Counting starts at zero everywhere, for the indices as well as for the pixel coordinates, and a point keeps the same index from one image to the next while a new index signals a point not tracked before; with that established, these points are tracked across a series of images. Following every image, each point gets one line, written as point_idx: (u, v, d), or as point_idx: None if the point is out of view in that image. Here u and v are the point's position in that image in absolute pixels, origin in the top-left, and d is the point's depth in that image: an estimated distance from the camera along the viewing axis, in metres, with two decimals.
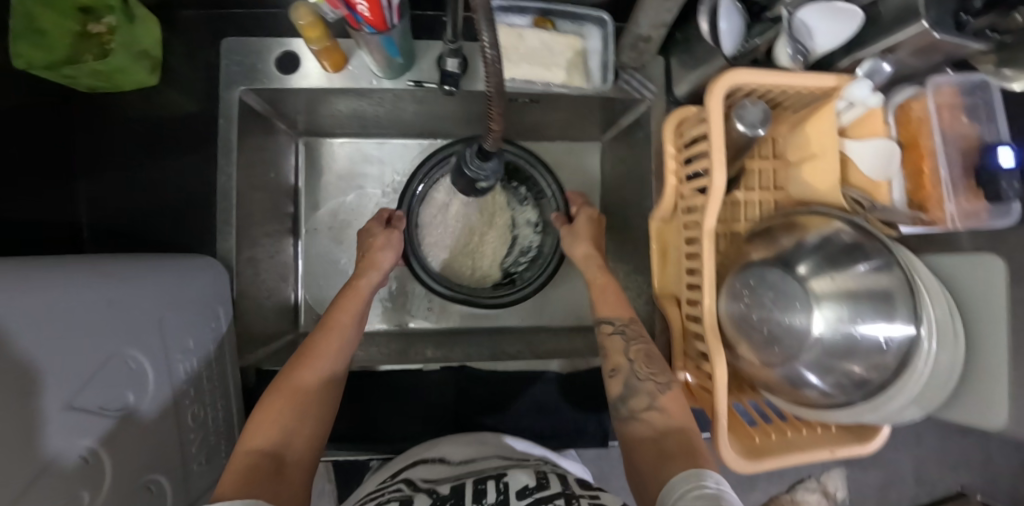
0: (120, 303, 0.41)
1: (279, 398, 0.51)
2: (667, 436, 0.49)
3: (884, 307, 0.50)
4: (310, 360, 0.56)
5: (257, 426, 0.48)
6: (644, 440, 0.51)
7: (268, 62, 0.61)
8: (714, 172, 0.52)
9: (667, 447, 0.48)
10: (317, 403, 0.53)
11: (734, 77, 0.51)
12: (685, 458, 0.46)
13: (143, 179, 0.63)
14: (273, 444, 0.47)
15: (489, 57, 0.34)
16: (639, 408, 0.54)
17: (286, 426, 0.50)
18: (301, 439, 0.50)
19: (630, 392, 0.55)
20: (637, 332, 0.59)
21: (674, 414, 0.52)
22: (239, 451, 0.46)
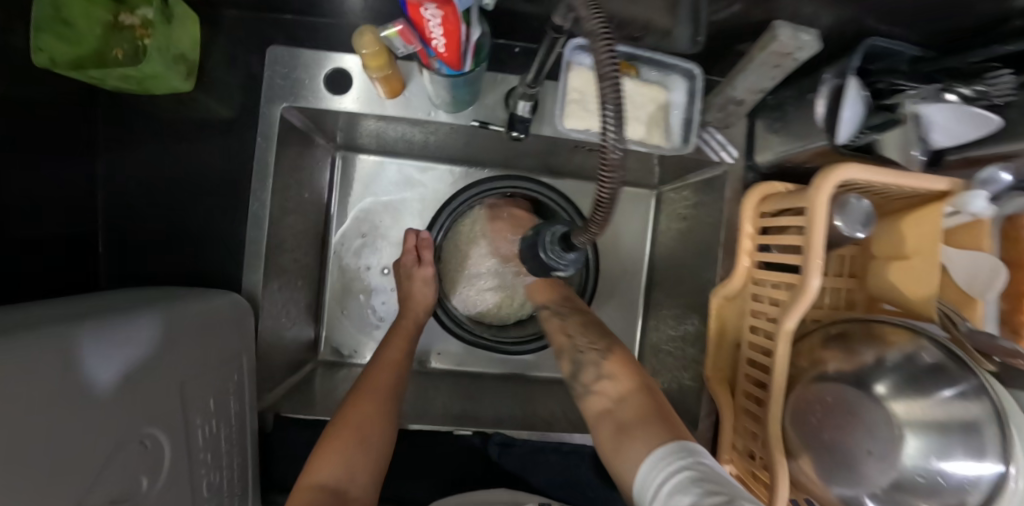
0: (138, 372, 0.36)
1: (340, 432, 0.49)
2: (624, 402, 0.48)
3: (972, 436, 0.44)
4: (368, 392, 0.54)
5: (320, 461, 0.46)
6: (601, 415, 0.49)
7: (317, 77, 0.55)
8: (809, 275, 0.46)
9: (622, 417, 0.46)
10: (377, 433, 0.50)
11: (848, 173, 0.45)
12: (649, 422, 0.44)
13: (171, 195, 0.58)
14: (335, 479, 0.45)
15: (613, 159, 0.29)
16: (590, 382, 0.53)
17: (350, 460, 0.47)
18: (364, 474, 0.47)
19: (577, 368, 0.55)
20: (571, 310, 0.63)
21: (621, 379, 0.51)
22: (302, 488, 0.44)
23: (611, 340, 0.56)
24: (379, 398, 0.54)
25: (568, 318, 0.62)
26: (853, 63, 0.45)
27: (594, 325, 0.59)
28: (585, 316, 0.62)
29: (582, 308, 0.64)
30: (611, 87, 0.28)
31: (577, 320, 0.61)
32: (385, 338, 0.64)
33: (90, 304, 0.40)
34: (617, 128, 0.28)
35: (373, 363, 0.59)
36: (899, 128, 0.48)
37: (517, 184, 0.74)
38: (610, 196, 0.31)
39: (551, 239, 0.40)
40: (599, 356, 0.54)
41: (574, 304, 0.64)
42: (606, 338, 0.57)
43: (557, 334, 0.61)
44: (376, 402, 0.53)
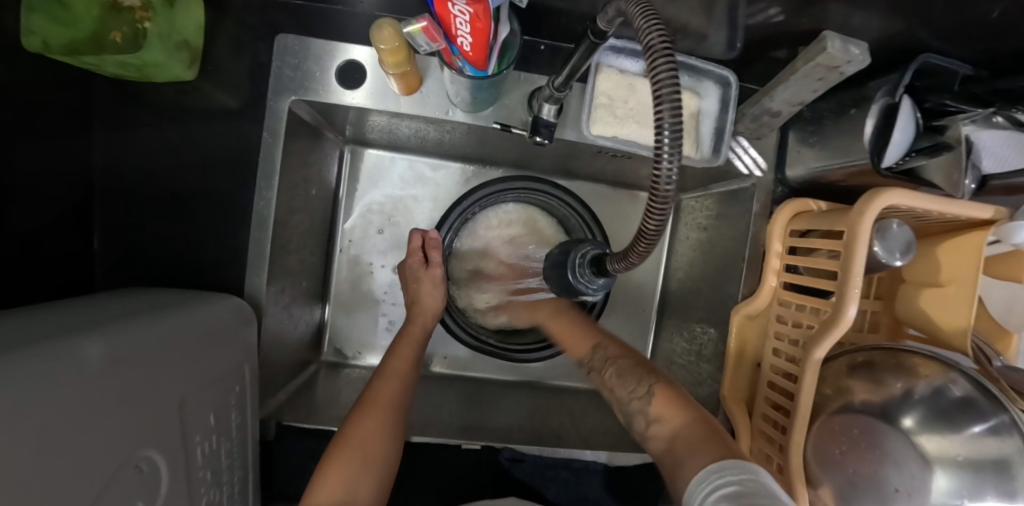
0: (136, 393, 0.34)
1: (344, 446, 0.48)
2: (679, 436, 0.45)
3: (1002, 477, 0.42)
4: (376, 403, 0.52)
5: (324, 478, 0.45)
6: (663, 455, 0.46)
7: (329, 70, 0.52)
8: (848, 304, 0.45)
9: (680, 449, 0.44)
10: (381, 448, 0.49)
11: (891, 200, 0.43)
12: (703, 449, 0.42)
13: (171, 190, 0.55)
14: (336, 499, 0.43)
15: (664, 190, 0.27)
16: (644, 428, 0.50)
17: (353, 478, 0.45)
18: (365, 492, 0.46)
19: (628, 417, 0.52)
20: (606, 357, 0.58)
21: (670, 417, 0.48)
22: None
23: (650, 381, 0.52)
24: (386, 409, 0.52)
25: (605, 366, 0.57)
26: (904, 81, 0.46)
27: (632, 370, 0.54)
28: (621, 360, 0.57)
29: (620, 351, 0.58)
30: (670, 107, 0.26)
31: (612, 368, 0.56)
32: (394, 343, 0.62)
33: (86, 313, 0.38)
34: (674, 156, 0.26)
35: (380, 370, 0.57)
36: (950, 155, 0.46)
37: (527, 186, 0.71)
38: (657, 228, 0.28)
39: (580, 260, 0.38)
40: (643, 404, 0.50)
41: (605, 349, 0.59)
42: (646, 377, 0.52)
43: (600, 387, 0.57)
44: (382, 414, 0.51)
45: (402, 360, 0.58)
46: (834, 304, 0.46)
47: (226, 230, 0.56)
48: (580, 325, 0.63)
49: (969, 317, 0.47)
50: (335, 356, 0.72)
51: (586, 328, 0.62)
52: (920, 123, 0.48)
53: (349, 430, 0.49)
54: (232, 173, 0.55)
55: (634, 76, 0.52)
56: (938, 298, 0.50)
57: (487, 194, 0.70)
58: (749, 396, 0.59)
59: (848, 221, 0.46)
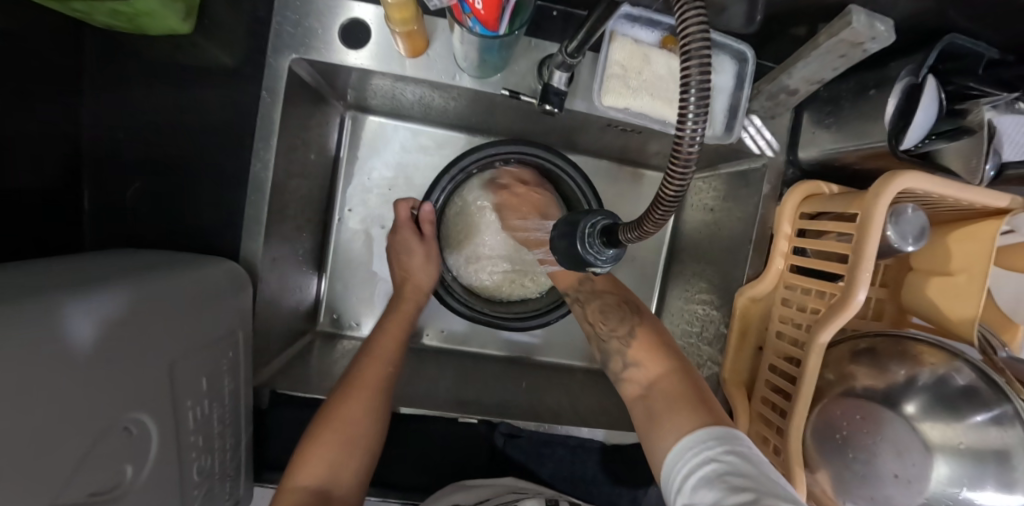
0: (126, 356, 0.33)
1: (328, 427, 0.48)
2: (656, 387, 0.47)
3: (1003, 466, 0.42)
4: (359, 381, 0.51)
5: (308, 460, 0.46)
6: (636, 398, 0.49)
7: (331, 28, 0.50)
8: (859, 289, 0.44)
9: (655, 402, 0.46)
10: (364, 432, 0.49)
11: (908, 182, 0.42)
12: (679, 407, 0.43)
13: (163, 149, 0.53)
14: (320, 483, 0.45)
15: (686, 154, 0.26)
16: (621, 370, 0.52)
17: (335, 461, 0.46)
18: (351, 474, 0.47)
19: (606, 356, 0.55)
20: (591, 291, 0.59)
21: (648, 364, 0.50)
22: (286, 489, 0.44)
23: (633, 322, 0.55)
24: (370, 388, 0.51)
25: (589, 301, 0.58)
26: (930, 61, 0.44)
27: (614, 311, 0.56)
28: (604, 298, 0.59)
29: (599, 288, 0.59)
30: (698, 63, 0.24)
31: (596, 305, 0.58)
32: (383, 321, 0.60)
33: (72, 271, 0.36)
34: (699, 119, 0.25)
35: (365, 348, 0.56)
36: (971, 139, 0.45)
37: (521, 150, 0.65)
38: (676, 196, 0.27)
39: (590, 230, 0.36)
40: (623, 344, 0.53)
41: (593, 281, 0.59)
42: (630, 319, 0.55)
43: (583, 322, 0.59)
44: (368, 395, 0.50)
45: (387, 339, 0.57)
46: (842, 288, 0.46)
47: (219, 191, 0.54)
48: (563, 261, 0.62)
49: (977, 305, 0.46)
50: (331, 327, 0.71)
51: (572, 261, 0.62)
52: (944, 105, 0.46)
53: (330, 411, 0.49)
54: (226, 133, 0.53)
55: (649, 47, 0.50)
56: (944, 286, 0.50)
57: (479, 160, 0.65)
58: (750, 379, 0.59)
59: (862, 205, 0.45)
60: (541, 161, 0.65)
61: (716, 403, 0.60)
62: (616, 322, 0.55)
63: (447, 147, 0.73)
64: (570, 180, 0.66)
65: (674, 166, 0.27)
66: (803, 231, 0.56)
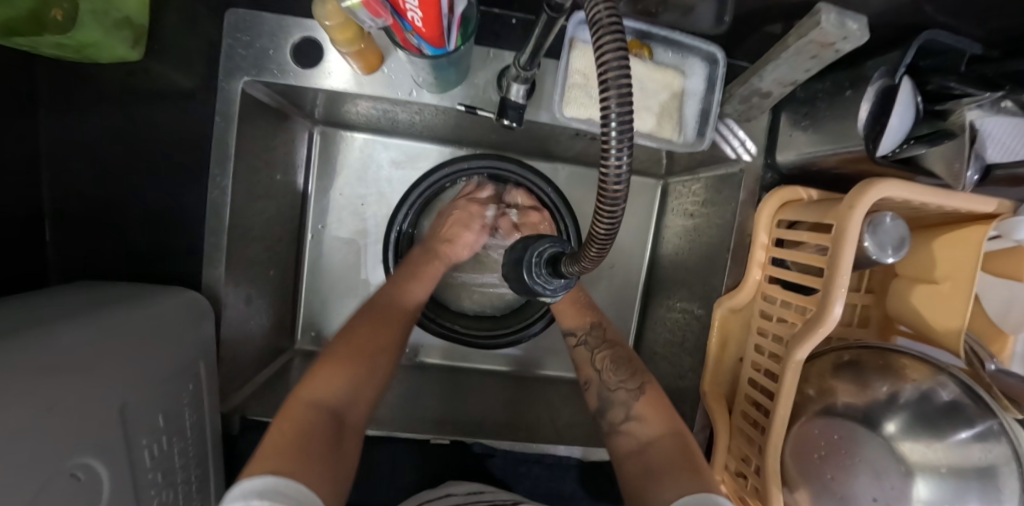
0: (68, 402, 0.32)
1: (347, 350, 0.48)
2: (653, 447, 0.46)
3: (989, 488, 0.41)
4: (379, 318, 0.53)
5: (319, 379, 0.44)
6: (631, 454, 0.47)
7: (283, 48, 0.48)
8: (835, 305, 0.41)
9: (652, 462, 0.44)
10: (378, 362, 0.49)
11: (884, 191, 0.40)
12: (673, 470, 0.42)
13: (121, 180, 0.53)
14: (335, 402, 0.43)
15: (613, 191, 0.25)
16: (619, 421, 0.50)
17: (350, 383, 0.45)
18: (361, 402, 0.45)
19: (605, 404, 0.52)
20: (602, 338, 0.58)
21: (654, 421, 0.48)
22: (294, 399, 0.42)
23: (633, 372, 0.53)
24: (388, 326, 0.52)
25: (597, 347, 0.57)
26: (906, 61, 0.40)
27: (623, 359, 0.55)
28: (613, 349, 0.57)
29: (610, 338, 0.58)
30: (616, 90, 0.23)
31: (606, 353, 0.56)
32: (410, 269, 0.60)
33: (15, 314, 0.36)
34: (622, 152, 0.24)
35: (391, 287, 0.57)
36: (953, 143, 0.42)
37: (491, 164, 0.66)
38: (608, 233, 0.26)
39: (536, 259, 0.35)
40: (630, 396, 0.51)
41: (602, 330, 0.59)
42: (641, 375, 0.53)
43: (585, 367, 0.56)
44: (385, 330, 0.52)
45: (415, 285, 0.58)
46: (819, 303, 0.44)
47: (180, 219, 0.55)
48: (580, 301, 0.62)
49: (963, 317, 0.43)
50: (308, 344, 0.71)
51: (587, 303, 0.62)
52: (921, 107, 0.43)
53: (349, 336, 0.49)
54: (187, 162, 0.54)
55: None
56: (928, 296, 0.47)
57: (448, 174, 0.66)
58: (730, 392, 0.57)
59: (838, 216, 0.42)
60: (509, 174, 0.66)
61: (697, 416, 0.59)
62: (627, 373, 0.54)
63: (421, 158, 0.71)
64: (541, 192, 0.67)
65: (603, 194, 0.25)
66: (781, 240, 0.54)
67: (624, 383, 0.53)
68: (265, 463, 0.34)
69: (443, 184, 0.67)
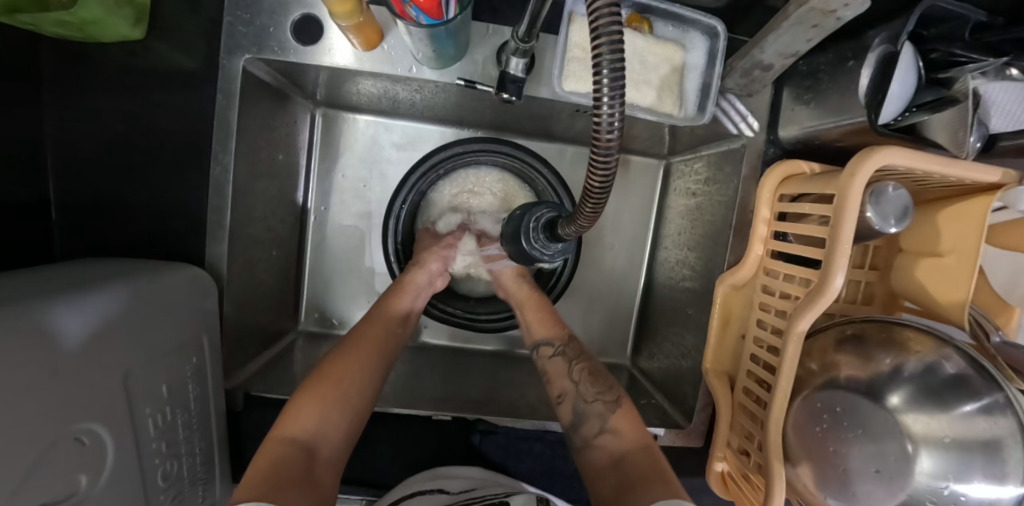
0: (72, 368, 0.33)
1: (322, 378, 0.47)
2: (626, 461, 0.45)
3: (992, 459, 0.40)
4: (359, 343, 0.52)
5: (293, 413, 0.44)
6: (605, 468, 0.46)
7: (283, 25, 0.49)
8: (835, 276, 0.41)
9: (628, 475, 0.43)
10: (355, 391, 0.48)
11: (885, 158, 0.39)
12: (650, 483, 0.41)
13: (125, 160, 0.54)
14: (309, 435, 0.42)
15: (606, 142, 0.25)
16: (592, 435, 0.49)
17: (326, 413, 0.45)
18: (337, 433, 0.44)
19: (579, 417, 0.51)
20: (579, 351, 0.58)
21: (627, 436, 0.48)
22: (272, 437, 0.42)
23: (604, 391, 0.53)
24: (362, 352, 0.52)
25: (576, 359, 0.56)
26: (909, 28, 0.39)
27: (601, 374, 0.55)
28: (590, 362, 0.57)
29: (587, 352, 0.58)
30: (608, 40, 0.22)
31: (583, 365, 0.56)
32: (388, 296, 0.60)
33: (21, 284, 0.37)
34: (615, 101, 0.23)
35: (371, 314, 0.57)
36: (955, 110, 0.41)
37: (490, 146, 0.66)
38: (603, 185, 0.26)
39: (534, 225, 0.36)
40: (606, 409, 0.50)
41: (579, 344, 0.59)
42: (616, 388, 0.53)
43: (561, 377, 0.55)
44: (363, 357, 0.51)
45: (398, 312, 0.59)
46: (821, 274, 0.43)
47: (183, 199, 0.55)
48: (551, 313, 0.62)
49: (968, 288, 0.43)
50: (312, 326, 0.72)
51: (557, 317, 0.62)
52: (925, 75, 0.43)
53: (325, 366, 0.49)
54: (189, 142, 0.55)
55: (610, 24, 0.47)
56: (933, 268, 0.47)
57: (450, 157, 0.66)
58: (733, 368, 0.57)
59: (839, 184, 0.42)
60: (507, 158, 0.67)
61: (699, 394, 0.59)
62: (603, 386, 0.54)
63: (423, 141, 0.72)
64: (539, 173, 0.67)
65: (600, 143, 0.25)
66: (784, 214, 0.53)
67: (600, 396, 0.52)
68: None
69: (441, 171, 0.67)
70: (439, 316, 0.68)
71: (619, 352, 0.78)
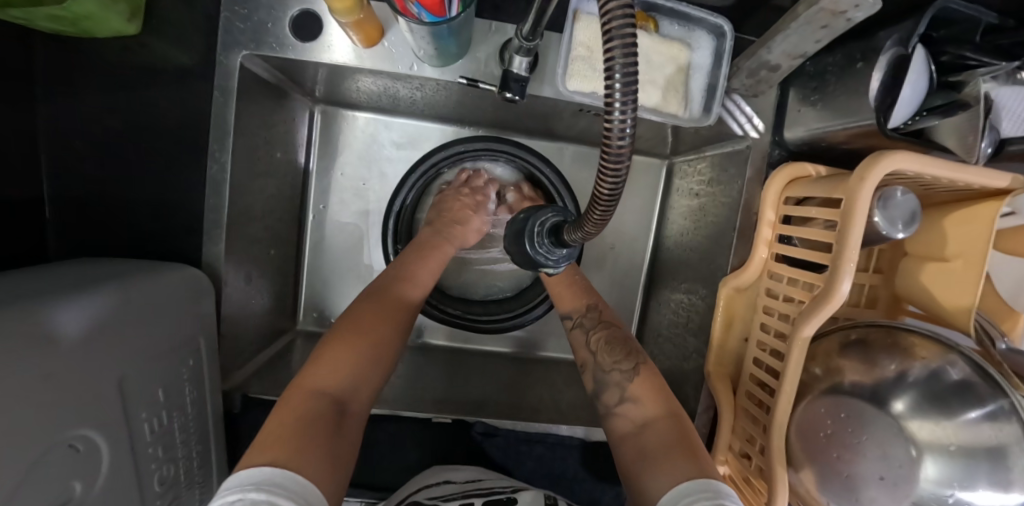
0: (67, 373, 0.32)
1: (351, 330, 0.45)
2: (651, 427, 0.44)
3: (997, 467, 0.40)
4: (386, 302, 0.50)
5: (321, 364, 0.41)
6: (627, 436, 0.45)
7: (282, 21, 0.47)
8: (841, 282, 0.40)
9: (647, 445, 0.42)
10: (386, 348, 0.45)
11: (894, 163, 0.38)
12: (672, 455, 0.40)
13: (119, 158, 0.53)
14: (337, 389, 0.40)
15: (617, 149, 0.24)
16: (613, 404, 0.49)
17: (354, 367, 0.42)
18: (366, 389, 0.42)
19: (600, 387, 0.50)
20: (598, 320, 0.57)
21: (648, 404, 0.46)
22: (295, 385, 0.39)
23: (627, 355, 0.51)
24: (393, 308, 0.49)
25: (594, 328, 0.55)
26: (919, 30, 0.39)
27: (620, 342, 0.53)
28: (611, 329, 0.55)
29: (608, 319, 0.57)
30: (620, 43, 0.22)
31: (602, 334, 0.55)
32: (415, 252, 0.58)
33: (14, 286, 0.36)
34: (626, 106, 0.23)
35: (395, 271, 0.54)
36: (966, 115, 0.40)
37: (490, 146, 0.65)
38: (612, 192, 0.26)
39: (539, 229, 0.36)
40: (624, 378, 0.49)
41: (598, 312, 0.57)
42: (636, 354, 0.51)
43: (580, 348, 0.55)
44: (393, 314, 0.49)
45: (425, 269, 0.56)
46: (826, 280, 0.42)
47: (179, 198, 0.54)
48: (573, 284, 0.61)
49: (975, 295, 0.42)
50: (311, 326, 0.71)
51: (580, 288, 0.61)
52: (935, 79, 0.42)
53: (354, 317, 0.46)
54: (185, 141, 0.54)
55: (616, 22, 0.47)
56: (939, 273, 0.46)
57: (450, 156, 0.65)
58: (735, 371, 0.56)
59: (846, 190, 0.41)
60: (508, 156, 0.66)
61: (701, 396, 0.58)
62: (621, 354, 0.52)
63: (423, 139, 0.71)
64: (540, 171, 0.66)
65: (608, 147, 0.24)
66: (788, 217, 0.53)
67: (620, 364, 0.51)
68: (267, 452, 0.31)
69: (440, 167, 0.66)
70: (440, 316, 0.67)
71: None
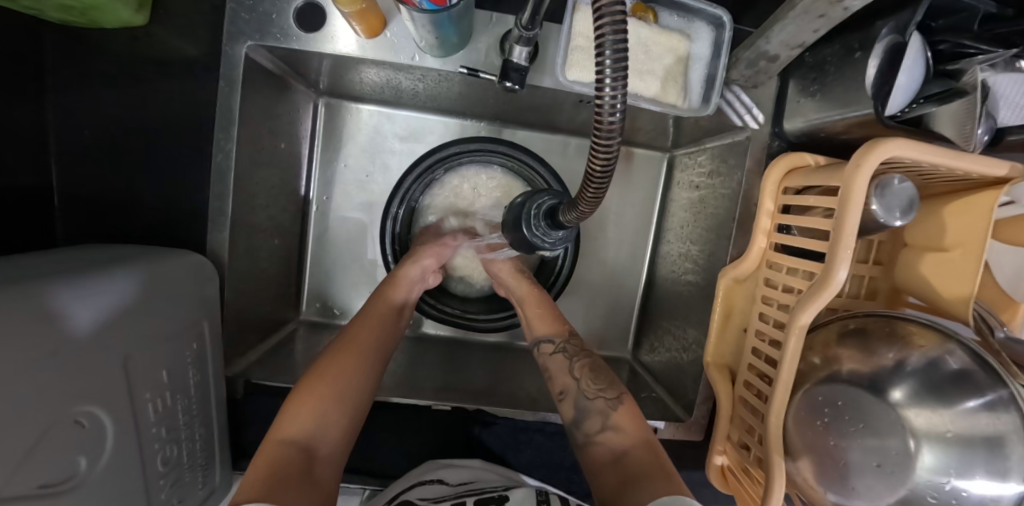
0: (73, 351, 0.33)
1: (318, 376, 0.47)
2: (627, 455, 0.45)
3: (995, 455, 0.40)
4: (352, 345, 0.51)
5: (290, 413, 0.43)
6: (606, 462, 0.45)
7: (286, 12, 0.48)
8: (838, 269, 0.40)
9: (631, 466, 0.43)
10: (355, 388, 0.48)
11: (893, 149, 0.38)
12: (655, 477, 0.40)
13: (126, 147, 0.54)
14: (306, 436, 0.42)
15: (608, 125, 0.24)
16: (594, 431, 0.49)
17: (322, 411, 0.44)
18: (336, 430, 0.44)
19: (581, 414, 0.50)
20: (580, 347, 0.57)
21: (629, 432, 0.47)
22: (269, 439, 0.42)
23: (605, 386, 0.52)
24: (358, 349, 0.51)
25: (576, 355, 0.55)
26: (916, 19, 0.40)
27: (602, 370, 0.54)
28: (591, 358, 0.56)
29: (587, 348, 0.57)
30: (610, 21, 0.22)
31: (584, 362, 0.55)
32: (381, 291, 0.60)
33: (23, 268, 0.37)
34: (617, 85, 0.23)
35: (364, 313, 0.57)
36: (964, 101, 0.41)
37: (485, 146, 0.66)
38: (604, 168, 0.26)
39: (536, 212, 0.37)
40: (608, 406, 0.50)
41: (578, 340, 0.58)
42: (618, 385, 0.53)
43: (561, 374, 0.54)
44: (360, 353, 0.51)
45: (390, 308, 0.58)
46: (823, 268, 0.43)
47: (183, 187, 0.55)
48: (549, 309, 0.61)
49: (973, 284, 0.42)
50: (313, 316, 0.72)
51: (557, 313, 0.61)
52: (932, 66, 0.42)
53: (321, 365, 0.49)
54: (190, 130, 0.55)
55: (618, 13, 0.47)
56: (938, 262, 0.46)
57: (464, 151, 0.66)
58: (734, 362, 0.56)
59: (844, 177, 0.41)
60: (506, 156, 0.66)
61: (700, 387, 0.59)
62: (604, 382, 0.53)
63: (425, 132, 0.71)
64: (536, 172, 0.66)
65: (598, 130, 0.25)
66: (788, 207, 0.53)
67: (602, 392, 0.51)
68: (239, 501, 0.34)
69: (451, 161, 0.66)
70: (438, 316, 0.67)
71: (620, 346, 0.78)
